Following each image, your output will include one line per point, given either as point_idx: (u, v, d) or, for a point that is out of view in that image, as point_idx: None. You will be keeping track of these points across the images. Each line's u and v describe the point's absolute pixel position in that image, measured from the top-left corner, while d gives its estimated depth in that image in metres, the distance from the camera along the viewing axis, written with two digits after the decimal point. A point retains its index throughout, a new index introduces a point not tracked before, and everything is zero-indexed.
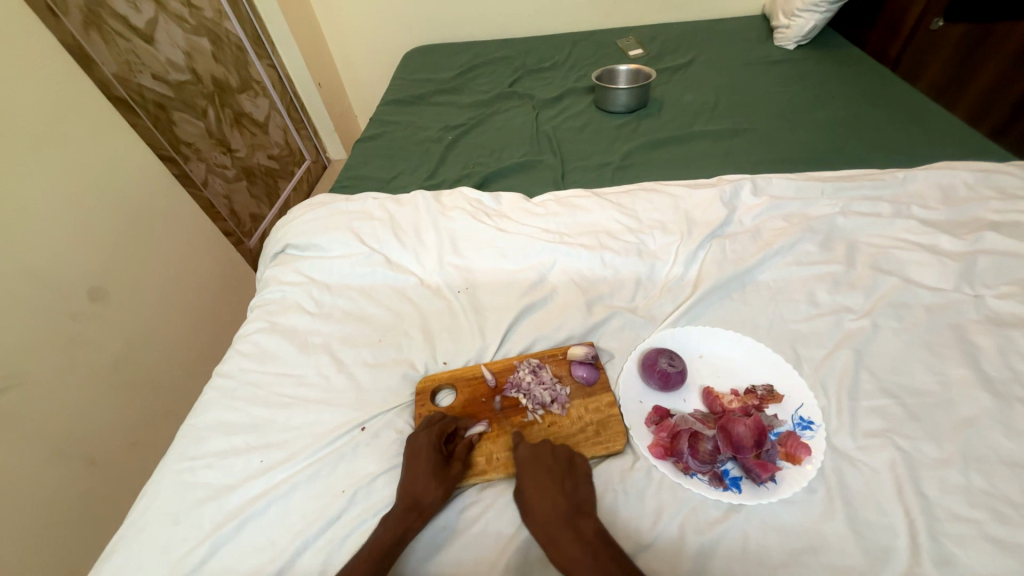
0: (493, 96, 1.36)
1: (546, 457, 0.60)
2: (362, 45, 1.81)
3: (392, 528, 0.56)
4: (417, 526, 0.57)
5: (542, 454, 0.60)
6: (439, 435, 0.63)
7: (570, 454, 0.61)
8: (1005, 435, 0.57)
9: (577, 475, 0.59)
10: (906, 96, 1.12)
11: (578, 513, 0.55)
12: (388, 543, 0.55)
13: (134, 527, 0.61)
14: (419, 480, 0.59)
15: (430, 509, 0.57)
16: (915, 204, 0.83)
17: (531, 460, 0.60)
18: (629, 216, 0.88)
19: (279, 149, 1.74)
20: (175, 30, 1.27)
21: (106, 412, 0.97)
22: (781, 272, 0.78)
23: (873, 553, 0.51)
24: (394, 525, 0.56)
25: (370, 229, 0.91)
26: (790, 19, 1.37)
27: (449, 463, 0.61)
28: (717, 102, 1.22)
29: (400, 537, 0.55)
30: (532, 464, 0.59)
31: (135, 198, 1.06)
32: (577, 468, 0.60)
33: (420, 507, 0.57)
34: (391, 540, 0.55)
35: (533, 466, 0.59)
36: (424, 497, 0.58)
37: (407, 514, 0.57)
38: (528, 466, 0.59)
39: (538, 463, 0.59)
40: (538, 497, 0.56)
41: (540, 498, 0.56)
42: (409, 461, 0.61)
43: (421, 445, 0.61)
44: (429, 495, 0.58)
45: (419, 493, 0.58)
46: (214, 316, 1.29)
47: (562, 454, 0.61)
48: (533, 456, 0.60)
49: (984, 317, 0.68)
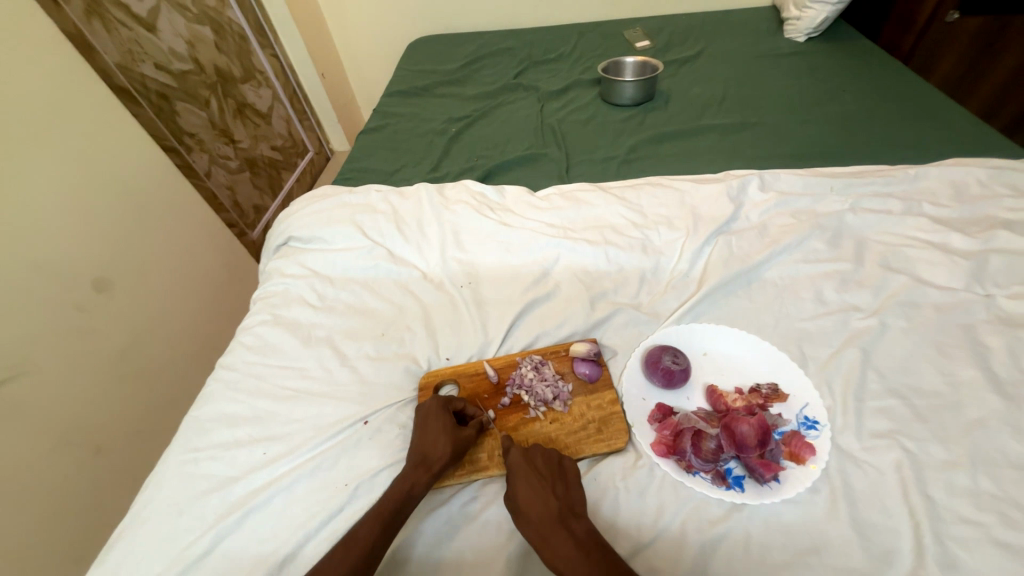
0: (498, 88, 1.35)
1: (536, 460, 0.59)
2: (366, 35, 1.79)
3: (401, 483, 0.57)
4: (424, 481, 0.58)
5: (532, 458, 0.59)
6: (448, 402, 0.65)
7: (559, 458, 0.60)
8: (1014, 438, 0.56)
9: (568, 478, 0.58)
10: (918, 90, 1.10)
11: (570, 514, 0.53)
12: (397, 499, 0.56)
13: (139, 518, 0.61)
14: (427, 438, 0.61)
15: (438, 463, 0.59)
16: (926, 202, 0.81)
17: (522, 464, 0.58)
18: (634, 211, 0.87)
19: (282, 140, 1.73)
20: (177, 18, 1.26)
21: (111, 403, 0.97)
22: (788, 269, 0.77)
23: (878, 555, 0.50)
24: (403, 482, 0.57)
25: (372, 222, 0.90)
26: (800, 11, 1.34)
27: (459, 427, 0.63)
28: (725, 96, 1.20)
29: (408, 491, 0.57)
30: (523, 467, 0.58)
31: (138, 190, 1.05)
32: (567, 471, 0.58)
33: (428, 463, 0.59)
34: (399, 495, 0.56)
35: (524, 470, 0.58)
36: (433, 452, 0.60)
37: (416, 469, 0.58)
38: (519, 469, 0.58)
39: (530, 468, 0.58)
40: (529, 501, 0.55)
41: (529, 501, 0.55)
42: (420, 424, 0.63)
43: (430, 406, 0.64)
44: (438, 450, 0.60)
45: (427, 448, 0.60)
46: (218, 308, 1.29)
47: (553, 457, 0.59)
48: (522, 459, 0.59)
49: (995, 317, 0.67)
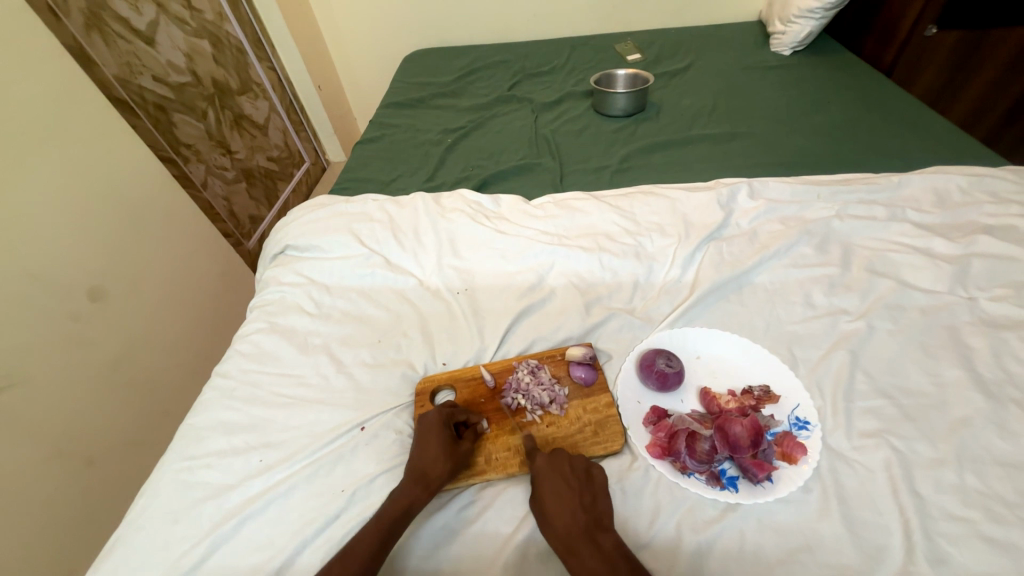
0: (492, 100, 1.37)
1: (565, 469, 0.58)
2: (362, 49, 1.82)
3: (400, 499, 0.57)
4: (423, 498, 0.58)
5: (560, 466, 0.58)
6: (449, 416, 0.64)
7: (587, 467, 0.59)
8: (999, 435, 0.57)
9: (596, 489, 0.57)
10: (900, 101, 1.14)
11: (598, 527, 0.53)
12: (396, 514, 0.56)
13: (133, 526, 0.61)
14: (427, 454, 0.60)
15: (437, 481, 0.59)
16: (910, 208, 0.84)
17: (549, 471, 0.58)
18: (627, 218, 0.89)
19: (278, 150, 1.75)
20: (176, 32, 1.27)
21: (104, 413, 0.97)
22: (777, 274, 0.79)
23: (869, 552, 0.51)
24: (401, 497, 0.57)
25: (369, 231, 0.91)
26: (786, 25, 1.39)
27: (458, 442, 0.63)
28: (714, 107, 1.23)
29: (406, 508, 0.57)
30: (552, 475, 0.57)
31: (134, 199, 1.06)
32: (594, 481, 0.58)
33: (427, 481, 0.59)
34: (398, 511, 0.56)
35: (551, 478, 0.57)
36: (432, 470, 0.59)
37: (415, 486, 0.58)
38: (547, 477, 0.57)
39: (559, 475, 0.57)
40: (557, 510, 0.54)
41: (557, 509, 0.54)
42: (420, 437, 0.62)
43: (431, 421, 0.63)
44: (437, 468, 0.59)
45: (426, 465, 0.60)
46: (213, 318, 1.29)
47: (580, 467, 0.59)
48: (551, 466, 0.58)
49: (978, 319, 0.69)
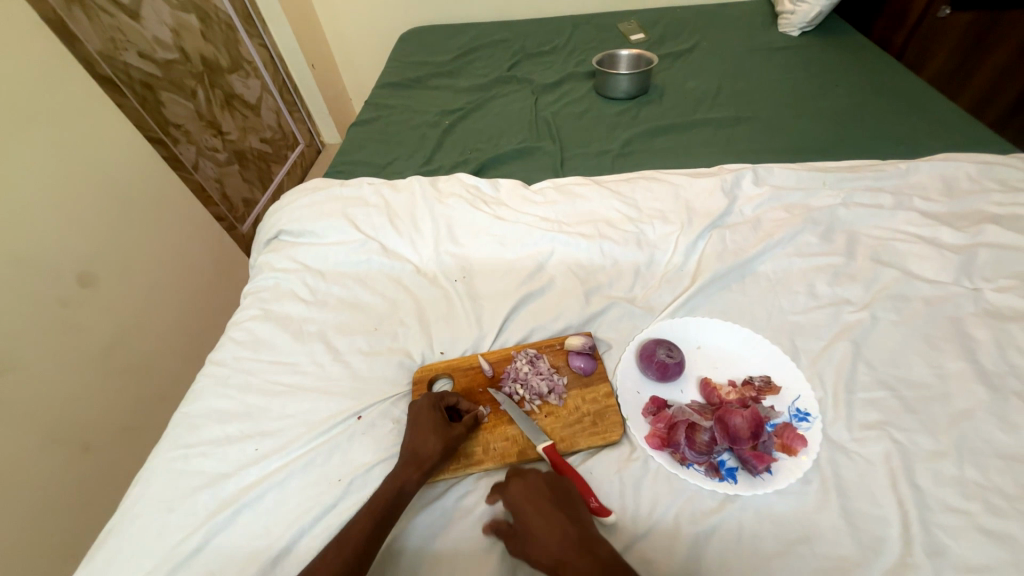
0: (492, 80, 1.33)
1: (541, 487, 0.55)
2: (357, 26, 1.77)
3: (392, 481, 0.57)
4: (415, 478, 0.57)
5: (536, 486, 0.55)
6: (440, 400, 0.64)
7: (563, 481, 0.56)
8: (999, 428, 0.57)
9: (578, 501, 0.54)
10: (910, 85, 1.11)
11: (589, 538, 0.50)
12: (389, 496, 0.56)
13: (129, 514, 0.60)
14: (418, 436, 0.60)
15: (429, 460, 0.58)
16: (917, 196, 0.82)
17: (528, 493, 0.55)
18: (629, 205, 0.87)
19: (271, 131, 1.71)
20: (161, 6, 1.22)
21: (98, 400, 0.96)
22: (781, 263, 0.78)
23: (867, 543, 0.51)
24: (394, 480, 0.57)
25: (365, 215, 0.89)
26: (795, 4, 1.34)
27: (450, 424, 0.62)
28: (719, 89, 1.20)
29: (399, 488, 0.56)
30: (529, 501, 0.54)
31: (125, 184, 1.03)
32: (574, 493, 0.55)
33: (418, 460, 0.58)
34: (391, 493, 0.56)
35: (530, 500, 0.54)
36: (423, 451, 0.59)
37: (406, 467, 0.58)
38: (525, 500, 0.54)
39: (537, 494, 0.55)
40: (543, 532, 0.51)
41: (543, 531, 0.51)
42: (410, 421, 0.62)
43: (421, 404, 0.63)
44: (428, 448, 0.59)
45: (417, 446, 0.59)
46: (207, 303, 1.27)
47: (557, 481, 0.56)
48: (527, 489, 0.55)
49: (982, 310, 0.68)
